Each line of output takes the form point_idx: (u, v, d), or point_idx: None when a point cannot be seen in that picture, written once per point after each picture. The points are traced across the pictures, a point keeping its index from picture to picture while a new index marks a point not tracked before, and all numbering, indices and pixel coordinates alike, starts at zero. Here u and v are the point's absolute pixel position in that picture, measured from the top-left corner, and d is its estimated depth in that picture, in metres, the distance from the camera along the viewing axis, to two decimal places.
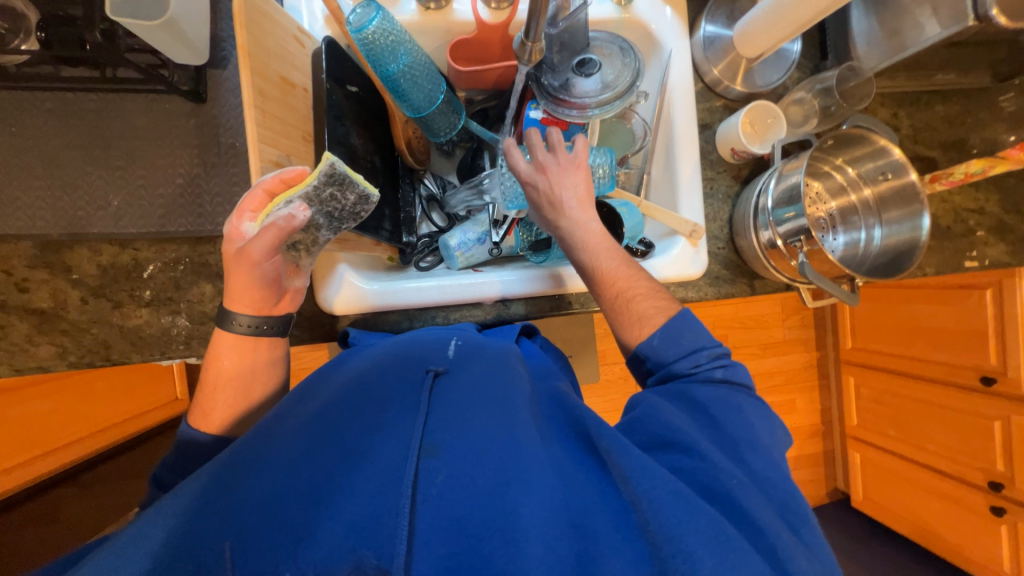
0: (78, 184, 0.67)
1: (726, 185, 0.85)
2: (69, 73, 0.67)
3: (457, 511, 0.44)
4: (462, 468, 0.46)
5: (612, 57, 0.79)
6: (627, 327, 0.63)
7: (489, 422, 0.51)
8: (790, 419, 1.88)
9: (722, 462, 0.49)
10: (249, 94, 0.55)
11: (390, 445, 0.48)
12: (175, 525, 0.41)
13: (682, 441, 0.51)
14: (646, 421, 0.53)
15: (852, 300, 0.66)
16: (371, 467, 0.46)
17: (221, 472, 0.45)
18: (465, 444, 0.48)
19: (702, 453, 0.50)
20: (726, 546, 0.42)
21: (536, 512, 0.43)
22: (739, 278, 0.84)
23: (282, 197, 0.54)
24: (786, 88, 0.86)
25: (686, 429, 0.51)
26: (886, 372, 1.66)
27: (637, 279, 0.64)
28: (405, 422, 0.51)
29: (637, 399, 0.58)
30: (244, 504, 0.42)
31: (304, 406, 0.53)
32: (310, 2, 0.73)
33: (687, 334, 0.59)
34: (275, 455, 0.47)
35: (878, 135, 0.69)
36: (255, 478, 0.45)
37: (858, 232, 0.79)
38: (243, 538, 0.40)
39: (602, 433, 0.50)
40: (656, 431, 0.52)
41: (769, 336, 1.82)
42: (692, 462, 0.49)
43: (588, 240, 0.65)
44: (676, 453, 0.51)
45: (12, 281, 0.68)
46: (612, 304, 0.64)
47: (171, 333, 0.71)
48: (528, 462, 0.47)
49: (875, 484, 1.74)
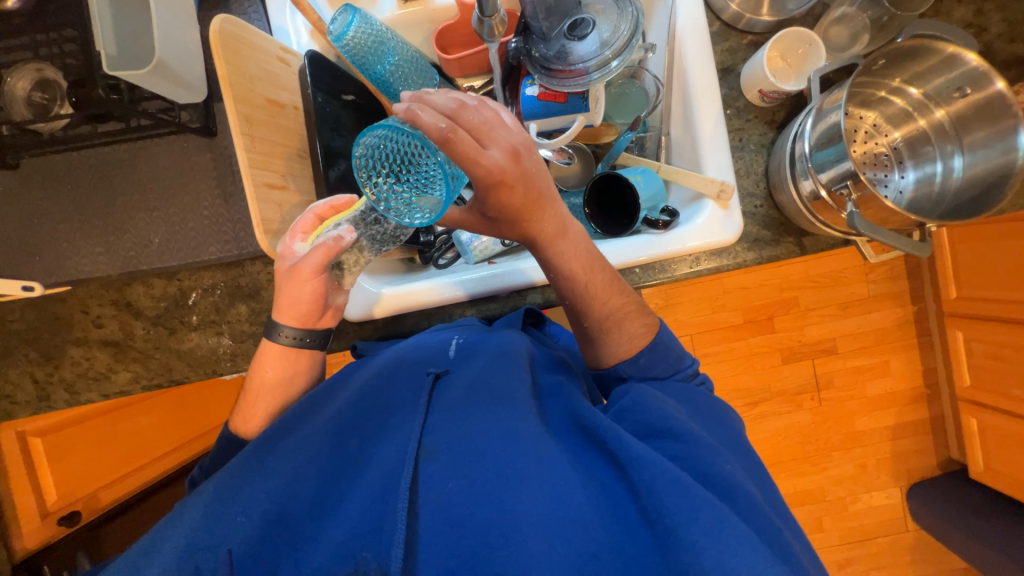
0: (125, 227, 0.75)
1: (758, 134, 0.74)
2: (103, 128, 0.74)
3: (455, 512, 0.43)
4: (460, 469, 0.46)
5: (607, 12, 0.71)
6: (612, 345, 0.59)
7: (486, 420, 0.50)
8: (884, 383, 1.66)
9: (713, 446, 0.47)
10: (235, 122, 0.57)
11: (390, 450, 0.50)
12: (179, 538, 0.43)
13: (680, 430, 0.48)
14: (635, 409, 0.51)
15: (921, 251, 0.56)
16: (369, 473, 0.48)
17: (224, 482, 0.47)
18: (462, 443, 0.48)
19: (694, 438, 0.47)
20: (729, 525, 0.39)
21: (534, 509, 0.42)
22: (784, 237, 0.74)
23: (333, 220, 0.58)
24: (824, 6, 0.72)
25: (679, 417, 0.49)
26: (1001, 322, 1.39)
27: (625, 295, 0.60)
28: (404, 426, 0.52)
29: (625, 389, 0.55)
30: (241, 512, 0.44)
31: (309, 414, 0.54)
32: (294, 19, 0.74)
33: (673, 352, 0.58)
34: (276, 464, 0.48)
35: (944, 42, 0.55)
36: (255, 485, 0.46)
37: (933, 165, 0.64)
38: (245, 543, 0.42)
39: (598, 423, 0.49)
40: (646, 420, 0.50)
41: (848, 294, 1.61)
42: (686, 449, 0.46)
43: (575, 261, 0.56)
44: (667, 440, 0.48)
45: (90, 318, 0.78)
46: (601, 323, 0.58)
47: (218, 352, 0.78)
48: (526, 456, 0.46)
49: (1000, 452, 1.49)
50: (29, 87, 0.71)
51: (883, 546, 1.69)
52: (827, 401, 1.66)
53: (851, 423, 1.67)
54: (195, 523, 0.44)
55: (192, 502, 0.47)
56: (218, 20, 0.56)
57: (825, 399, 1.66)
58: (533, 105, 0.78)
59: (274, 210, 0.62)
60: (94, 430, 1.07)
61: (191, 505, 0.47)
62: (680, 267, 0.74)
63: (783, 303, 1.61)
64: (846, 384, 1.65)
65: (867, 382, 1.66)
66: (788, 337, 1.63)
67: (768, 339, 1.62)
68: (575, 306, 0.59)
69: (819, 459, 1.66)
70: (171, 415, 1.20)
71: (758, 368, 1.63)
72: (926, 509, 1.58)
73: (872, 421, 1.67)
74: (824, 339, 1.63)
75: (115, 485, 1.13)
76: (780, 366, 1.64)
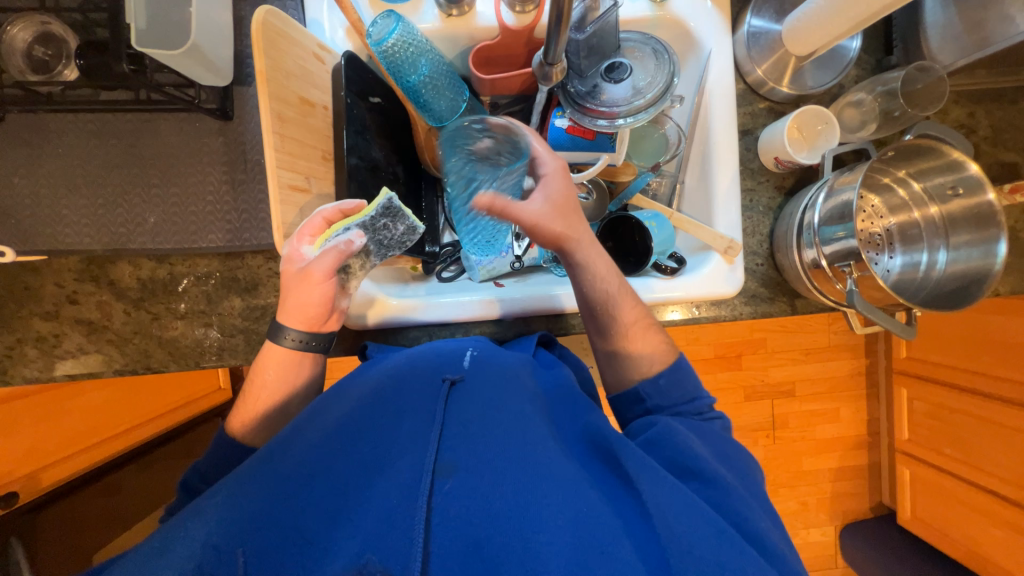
0: (119, 202, 0.70)
1: (768, 197, 0.78)
2: (107, 95, 0.69)
3: (473, 530, 0.45)
4: (479, 485, 0.48)
5: (645, 60, 0.73)
6: (628, 372, 0.66)
7: (508, 439, 0.52)
8: (833, 428, 1.77)
9: (734, 489, 0.52)
10: (268, 119, 0.55)
11: (406, 462, 0.51)
12: (194, 537, 0.45)
13: (706, 471, 0.53)
14: (665, 447, 0.55)
15: (907, 334, 0.61)
16: (386, 481, 0.49)
17: (244, 484, 0.50)
18: (478, 461, 0.50)
19: (720, 482, 0.52)
20: (730, 545, 0.45)
21: (553, 534, 0.44)
22: (779, 296, 0.78)
23: (341, 224, 0.59)
24: (841, 87, 0.77)
25: (706, 460, 0.53)
26: (946, 386, 1.51)
27: (648, 324, 0.66)
28: (421, 434, 0.54)
29: (650, 422, 0.60)
30: (254, 515, 0.47)
31: (326, 413, 0.57)
32: (330, 13, 0.72)
33: (688, 380, 0.64)
34: (290, 468, 0.51)
35: (950, 147, 0.61)
36: (274, 489, 0.49)
37: (920, 253, 0.70)
38: (258, 553, 0.44)
39: (624, 449, 0.53)
40: (675, 458, 0.54)
41: (813, 341, 1.71)
42: (715, 490, 0.51)
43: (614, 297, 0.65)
44: (699, 481, 0.52)
45: (64, 293, 0.73)
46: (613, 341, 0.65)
47: (204, 345, 0.74)
48: (549, 477, 0.49)
49: (925, 501, 1.62)
50: (29, 40, 0.66)
51: None
52: (781, 440, 1.75)
53: (800, 462, 1.77)
54: (210, 525, 0.46)
55: (199, 506, 0.49)
56: (263, 11, 0.54)
57: (780, 438, 1.75)
58: (560, 137, 0.80)
59: (295, 213, 0.61)
60: (35, 409, 0.97)
61: (206, 504, 0.49)
62: (680, 312, 0.77)
63: (753, 344, 1.69)
64: (800, 426, 1.75)
65: (819, 425, 1.76)
66: (754, 377, 1.71)
67: (735, 376, 1.70)
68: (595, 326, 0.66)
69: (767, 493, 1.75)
70: (121, 396, 1.13)
71: (722, 404, 1.71)
72: (856, 549, 1.70)
73: (818, 462, 1.78)
74: (785, 381, 1.73)
75: (55, 466, 1.04)
76: (743, 403, 1.72)
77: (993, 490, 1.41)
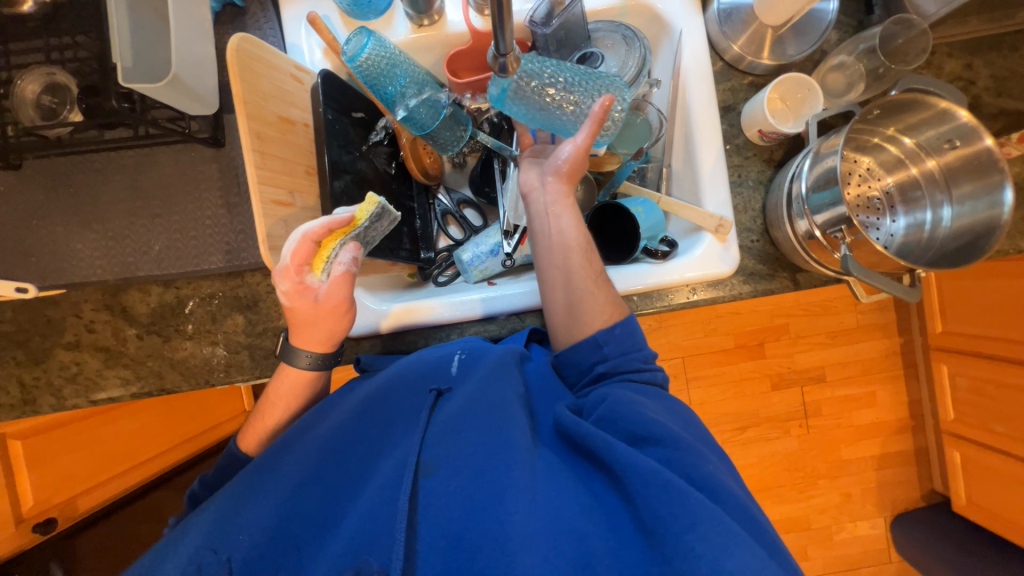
0: (125, 233, 0.74)
1: (757, 171, 0.77)
2: (109, 134, 0.74)
3: (445, 527, 0.48)
4: (448, 480, 0.51)
5: (615, 48, 0.74)
6: (586, 318, 0.63)
7: (478, 434, 0.54)
8: (870, 412, 1.68)
9: (697, 449, 0.50)
10: (247, 139, 0.58)
11: (385, 467, 0.54)
12: (183, 552, 0.49)
13: (662, 433, 0.51)
14: (619, 416, 0.53)
15: (911, 297, 0.58)
16: (370, 485, 0.52)
17: (231, 495, 0.54)
18: (453, 460, 0.52)
19: (680, 443, 0.50)
20: (678, 493, 0.44)
21: (527, 521, 0.46)
22: (779, 272, 0.75)
23: (334, 244, 0.63)
24: (823, 53, 0.75)
25: (664, 425, 0.51)
26: (987, 359, 1.41)
27: (604, 284, 0.65)
28: (402, 440, 0.57)
29: (601, 395, 0.57)
30: (240, 525, 0.50)
31: (309, 427, 0.60)
32: (308, 37, 0.75)
33: (636, 334, 0.62)
34: (276, 481, 0.54)
35: (938, 97, 0.58)
36: (256, 497, 0.53)
37: (923, 212, 0.67)
38: (241, 556, 0.48)
39: (588, 432, 0.52)
40: (629, 426, 0.52)
41: (838, 323, 1.64)
42: (668, 451, 0.49)
43: (576, 239, 0.65)
44: (655, 445, 0.50)
45: (83, 323, 0.78)
46: (575, 282, 0.64)
47: (212, 362, 0.77)
48: (515, 467, 0.50)
49: (981, 486, 1.50)
50: (38, 91, 0.72)
51: None
52: (814, 428, 1.67)
53: (838, 451, 1.68)
54: (199, 538, 0.50)
55: (193, 522, 0.53)
56: (236, 38, 0.57)
57: (812, 427, 1.67)
58: None
59: (280, 227, 0.63)
60: (71, 437, 1.03)
61: (192, 523, 0.53)
62: (678, 297, 0.75)
63: (774, 330, 1.63)
64: (833, 412, 1.67)
65: (855, 410, 1.67)
66: (779, 364, 1.65)
67: (758, 364, 1.64)
68: (558, 263, 0.65)
69: (805, 486, 1.67)
70: (148, 423, 1.18)
71: (748, 394, 1.64)
72: (908, 541, 1.59)
73: (859, 449, 1.68)
74: (813, 366, 1.66)
75: (87, 493, 1.09)
76: (770, 392, 1.65)
77: None
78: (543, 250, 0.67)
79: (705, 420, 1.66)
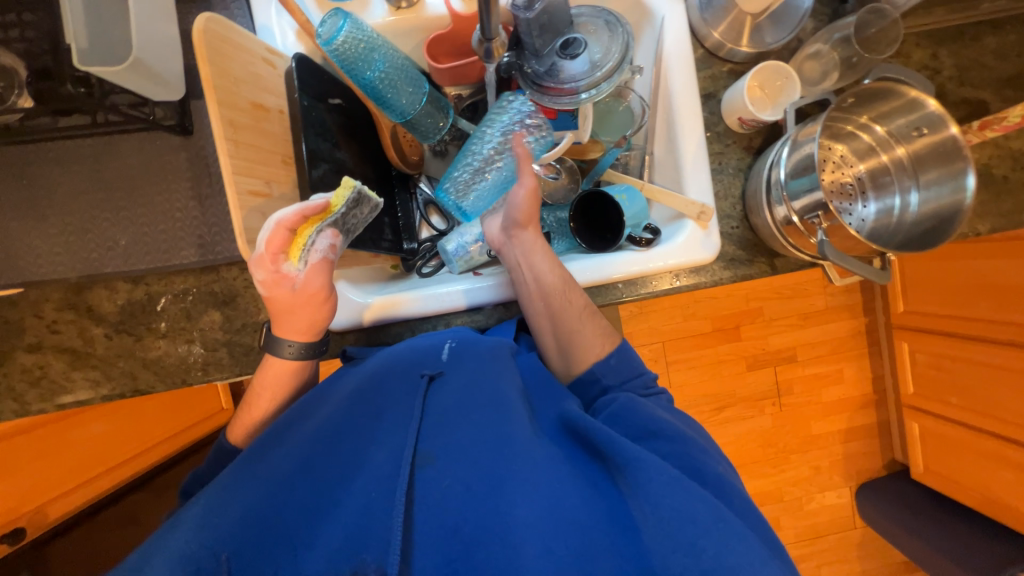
0: (86, 227, 0.70)
1: (736, 158, 0.78)
2: (64, 122, 0.69)
3: (449, 517, 0.48)
4: (453, 470, 0.51)
5: (598, 33, 0.73)
6: (580, 355, 0.66)
7: (483, 426, 0.55)
8: (838, 389, 1.77)
9: (699, 447, 0.54)
10: (218, 127, 0.55)
11: (384, 456, 0.54)
12: (169, 549, 0.47)
13: (660, 429, 0.55)
14: (627, 415, 0.57)
15: (883, 279, 0.60)
16: (365, 476, 0.52)
17: (224, 489, 0.53)
18: (454, 450, 0.53)
19: (683, 440, 0.54)
20: (682, 488, 0.47)
21: (529, 512, 0.47)
22: (758, 257, 0.77)
23: (310, 231, 0.60)
24: (799, 41, 0.77)
25: (669, 422, 0.56)
26: (944, 336, 1.49)
27: (592, 316, 0.67)
28: (399, 429, 0.57)
29: (610, 398, 0.61)
30: (233, 519, 0.49)
31: (303, 422, 0.60)
32: (280, 18, 0.72)
33: (632, 359, 0.66)
34: (270, 474, 0.53)
35: (907, 86, 0.61)
36: (251, 489, 0.52)
37: (892, 198, 0.70)
38: (238, 553, 0.46)
39: (594, 426, 0.54)
40: (638, 423, 0.56)
41: (809, 305, 1.71)
42: (673, 445, 0.54)
43: (555, 282, 0.68)
44: (661, 440, 0.54)
45: (44, 323, 0.73)
46: (563, 322, 0.67)
47: (188, 361, 0.75)
48: (521, 459, 0.51)
49: (938, 454, 1.61)
50: None
51: (834, 544, 1.79)
52: (786, 406, 1.74)
53: (808, 427, 1.76)
54: (190, 534, 0.48)
55: (183, 517, 0.52)
56: (202, 19, 0.54)
57: (785, 405, 1.74)
58: None
59: (257, 218, 0.61)
60: (38, 442, 0.99)
61: (181, 518, 0.51)
62: (661, 283, 0.76)
63: (749, 313, 1.69)
64: (804, 390, 1.75)
65: (824, 388, 1.76)
66: (753, 346, 1.71)
67: (735, 347, 1.69)
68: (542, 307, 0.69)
69: (778, 461, 1.75)
70: (120, 426, 1.14)
71: (725, 375, 1.70)
72: (871, 509, 1.69)
73: (827, 425, 1.77)
74: (785, 347, 1.72)
75: (57, 501, 1.05)
76: (745, 373, 1.71)
77: (1002, 435, 1.39)
78: (527, 296, 0.70)
79: (684, 402, 1.71)
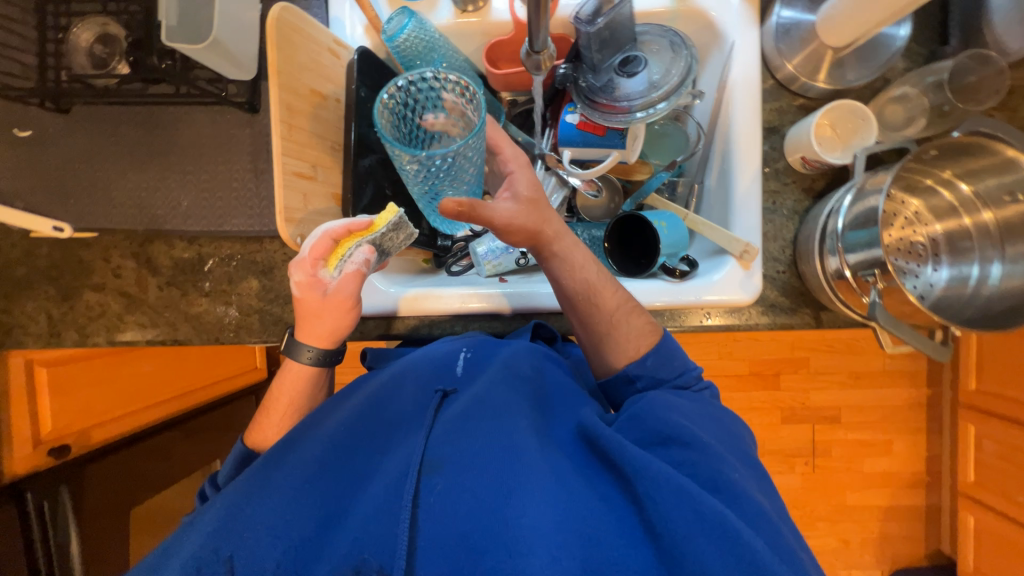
0: (158, 186, 0.77)
1: (793, 199, 0.73)
2: (153, 89, 0.76)
3: (455, 528, 0.48)
4: (458, 479, 0.51)
5: (661, 53, 0.71)
6: (630, 345, 0.62)
7: (491, 437, 0.55)
8: (882, 462, 1.61)
9: (720, 452, 0.51)
10: (277, 109, 0.59)
11: (395, 464, 0.55)
12: (188, 551, 0.50)
13: (678, 435, 0.53)
14: (646, 418, 0.55)
15: (940, 354, 0.54)
16: (377, 485, 0.53)
17: (235, 493, 0.55)
18: (462, 460, 0.53)
19: (702, 444, 0.52)
20: (690, 500, 0.46)
21: (537, 520, 0.46)
22: (802, 308, 0.72)
23: (351, 243, 0.63)
24: (885, 81, 0.70)
25: (688, 426, 0.53)
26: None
27: (636, 309, 0.63)
28: (411, 439, 0.58)
29: (636, 398, 0.59)
30: (247, 527, 0.50)
31: (319, 422, 0.62)
32: (351, 12, 0.75)
33: (677, 356, 0.62)
34: (282, 477, 0.55)
35: (1005, 145, 0.55)
36: (262, 497, 0.53)
37: (970, 266, 0.62)
38: (250, 552, 0.49)
39: (603, 433, 0.53)
40: (654, 428, 0.54)
41: (861, 364, 1.57)
42: (692, 453, 0.51)
43: (597, 278, 0.62)
44: (675, 447, 0.52)
45: (109, 267, 0.81)
46: (608, 320, 0.62)
47: (224, 321, 0.80)
48: (528, 472, 0.51)
49: (995, 556, 1.42)
50: (92, 40, 0.74)
51: None
52: (819, 469, 1.61)
53: (842, 496, 1.62)
54: (204, 536, 0.51)
55: (203, 517, 0.55)
56: (278, 8, 0.57)
57: (818, 467, 1.61)
58: (571, 133, 0.77)
59: (298, 199, 0.63)
60: (96, 369, 1.12)
61: (201, 523, 0.54)
62: (691, 319, 0.72)
63: (793, 362, 1.57)
64: (844, 456, 1.60)
65: (866, 457, 1.60)
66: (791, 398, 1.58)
67: (770, 396, 1.58)
68: (583, 307, 0.63)
69: (801, 526, 1.61)
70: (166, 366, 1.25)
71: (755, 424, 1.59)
72: None
73: (865, 498, 1.61)
74: (828, 406, 1.58)
75: (107, 425, 1.16)
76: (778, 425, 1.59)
77: None
78: (567, 298, 0.63)
79: None
